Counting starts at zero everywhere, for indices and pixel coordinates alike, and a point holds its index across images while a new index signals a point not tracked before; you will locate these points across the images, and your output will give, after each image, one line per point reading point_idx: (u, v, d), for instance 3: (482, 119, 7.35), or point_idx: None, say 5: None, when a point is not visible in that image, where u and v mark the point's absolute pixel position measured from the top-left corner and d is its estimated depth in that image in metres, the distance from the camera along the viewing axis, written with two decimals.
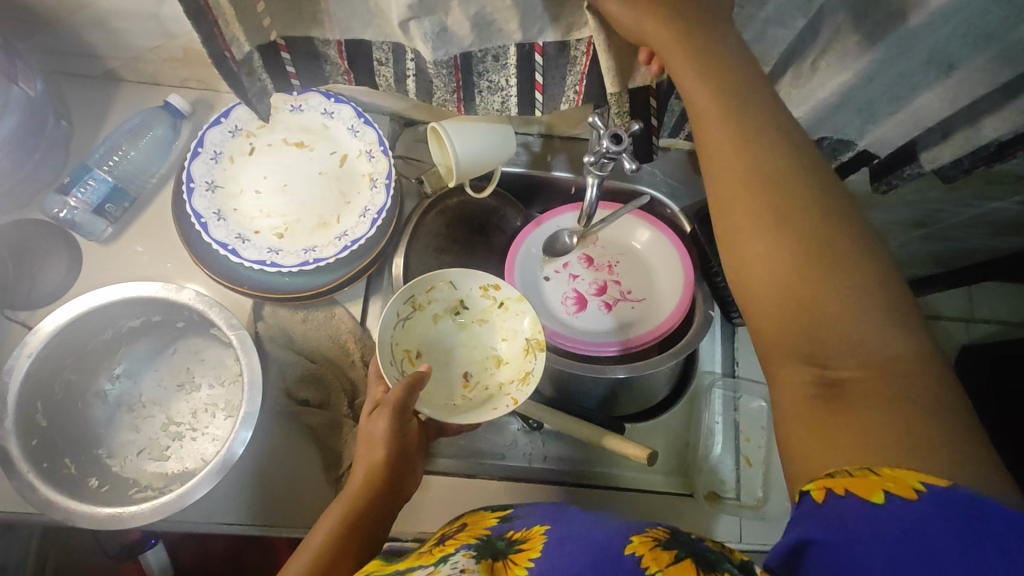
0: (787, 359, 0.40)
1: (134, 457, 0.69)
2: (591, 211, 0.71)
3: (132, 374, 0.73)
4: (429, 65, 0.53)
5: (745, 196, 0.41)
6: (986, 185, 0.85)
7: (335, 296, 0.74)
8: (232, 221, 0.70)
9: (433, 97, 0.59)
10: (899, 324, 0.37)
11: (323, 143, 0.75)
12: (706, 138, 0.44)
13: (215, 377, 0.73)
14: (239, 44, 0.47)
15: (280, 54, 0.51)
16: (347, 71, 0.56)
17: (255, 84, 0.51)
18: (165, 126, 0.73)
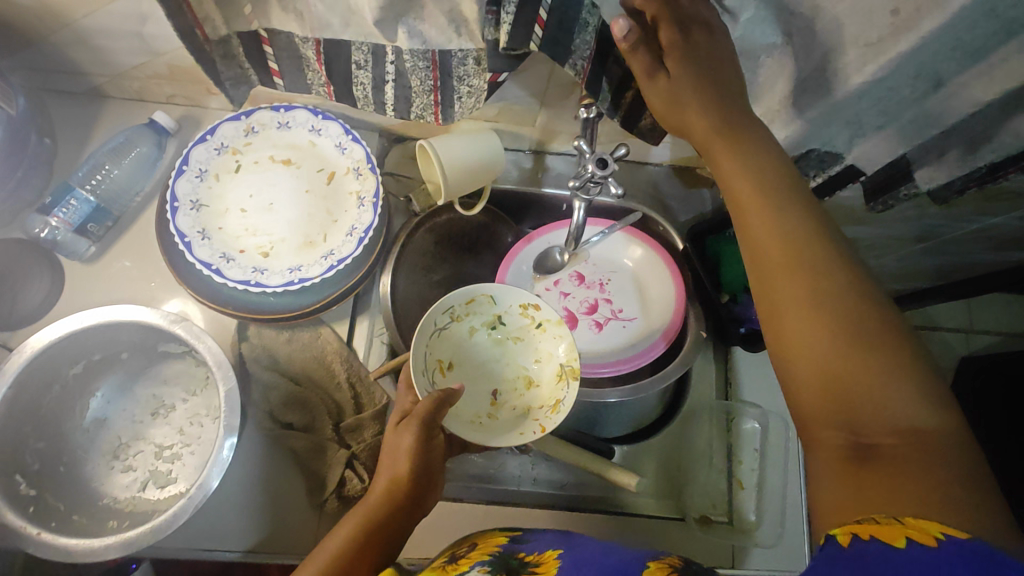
0: (822, 424, 0.41)
1: (133, 489, 0.68)
2: (578, 230, 0.68)
3: (104, 418, 0.71)
4: (407, 58, 0.53)
5: (784, 271, 0.44)
6: (984, 201, 0.84)
7: (321, 316, 0.73)
8: (217, 240, 0.69)
9: (411, 108, 0.59)
10: (931, 397, 0.39)
11: (311, 160, 0.74)
12: (745, 212, 0.47)
13: (185, 390, 0.72)
14: (202, 15, 0.49)
15: (262, 46, 0.55)
16: (326, 81, 0.57)
17: (223, 59, 0.55)
18: (150, 143, 0.72)
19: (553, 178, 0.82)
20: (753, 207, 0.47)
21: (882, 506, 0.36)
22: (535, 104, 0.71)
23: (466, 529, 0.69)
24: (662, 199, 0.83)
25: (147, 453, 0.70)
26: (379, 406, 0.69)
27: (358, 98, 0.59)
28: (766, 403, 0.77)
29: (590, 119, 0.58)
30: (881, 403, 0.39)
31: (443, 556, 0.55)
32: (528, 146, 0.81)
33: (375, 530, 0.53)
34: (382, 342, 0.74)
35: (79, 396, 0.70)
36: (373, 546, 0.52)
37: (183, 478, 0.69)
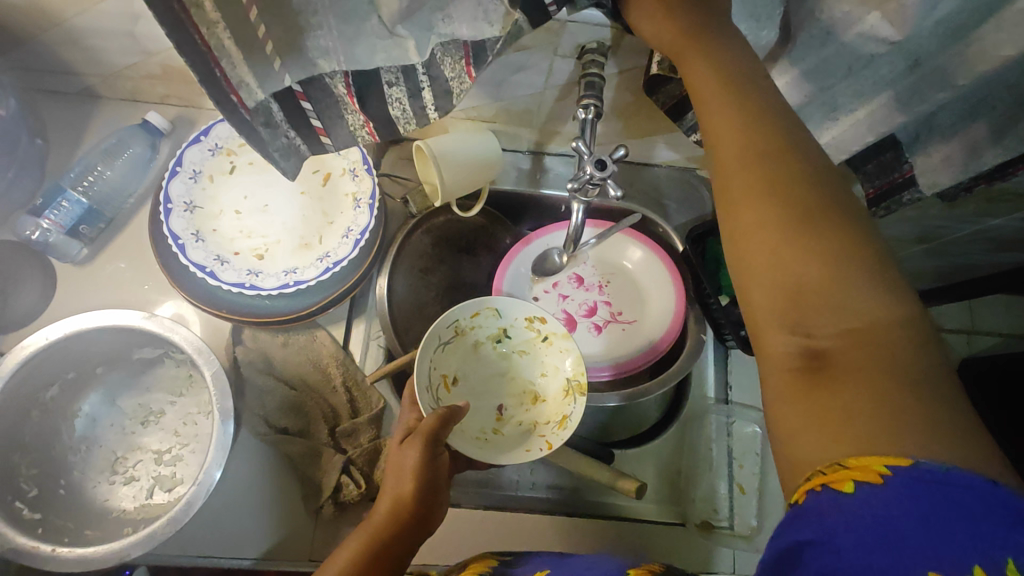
0: (772, 329, 0.37)
1: (141, 498, 0.67)
2: (577, 232, 0.67)
3: (91, 433, 0.70)
4: (437, 53, 0.45)
5: (742, 171, 0.39)
6: (987, 202, 0.83)
7: (316, 318, 0.72)
8: (210, 242, 0.68)
9: (454, 101, 0.50)
10: (893, 297, 0.34)
11: (305, 162, 0.74)
12: (705, 110, 0.42)
13: (170, 393, 0.71)
14: (249, 89, 0.39)
15: (299, 102, 0.44)
16: (365, 118, 0.49)
17: (278, 139, 0.45)
18: (143, 144, 0.72)
19: (551, 179, 0.81)
20: (718, 98, 0.41)
21: (832, 420, 0.32)
22: (533, 105, 0.70)
23: (462, 538, 0.67)
24: (661, 200, 0.82)
25: (145, 460, 0.69)
26: (376, 411, 0.68)
27: (395, 120, 0.51)
28: None
29: (588, 120, 0.58)
30: (842, 304, 0.35)
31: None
32: (526, 147, 0.81)
33: (380, 552, 0.49)
34: (379, 344, 0.73)
35: (68, 410, 0.70)
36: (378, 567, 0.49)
37: (187, 471, 0.68)
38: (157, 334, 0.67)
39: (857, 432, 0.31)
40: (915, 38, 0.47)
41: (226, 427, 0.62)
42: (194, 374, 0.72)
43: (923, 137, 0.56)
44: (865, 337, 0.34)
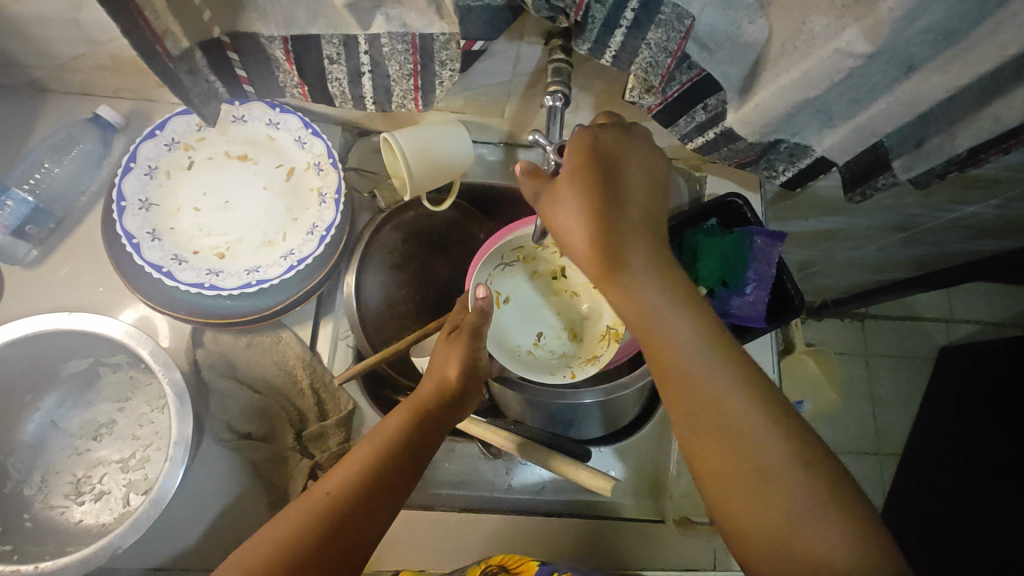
0: (758, 545, 0.43)
1: (119, 507, 0.63)
2: (545, 225, 0.62)
3: (42, 453, 0.66)
4: (383, 42, 0.53)
5: (732, 492, 0.44)
6: (963, 189, 0.84)
7: (282, 319, 0.69)
8: (168, 241, 0.66)
9: (391, 96, 0.60)
10: (831, 511, 0.42)
11: (268, 156, 0.71)
12: (682, 423, 0.47)
13: (115, 398, 0.68)
14: (173, 37, 0.48)
15: (227, 54, 0.53)
16: (299, 80, 0.57)
17: (199, 84, 0.54)
18: (94, 140, 0.68)
19: (524, 172, 0.80)
20: (692, 401, 0.46)
21: (762, 528, 0.43)
22: (502, 94, 0.68)
23: (435, 541, 0.66)
24: None
25: (110, 472, 0.65)
26: (344, 413, 0.66)
27: (335, 95, 0.60)
28: None
29: (556, 107, 0.55)
30: (759, 457, 0.43)
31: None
32: (496, 138, 0.78)
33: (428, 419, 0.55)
34: (348, 344, 0.71)
35: (18, 430, 0.66)
36: (426, 432, 0.54)
37: (155, 469, 0.65)
38: (86, 335, 0.63)
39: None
40: (887, 40, 0.45)
41: (185, 404, 0.60)
42: (130, 373, 0.68)
43: (891, 120, 0.55)
44: (773, 476, 0.43)
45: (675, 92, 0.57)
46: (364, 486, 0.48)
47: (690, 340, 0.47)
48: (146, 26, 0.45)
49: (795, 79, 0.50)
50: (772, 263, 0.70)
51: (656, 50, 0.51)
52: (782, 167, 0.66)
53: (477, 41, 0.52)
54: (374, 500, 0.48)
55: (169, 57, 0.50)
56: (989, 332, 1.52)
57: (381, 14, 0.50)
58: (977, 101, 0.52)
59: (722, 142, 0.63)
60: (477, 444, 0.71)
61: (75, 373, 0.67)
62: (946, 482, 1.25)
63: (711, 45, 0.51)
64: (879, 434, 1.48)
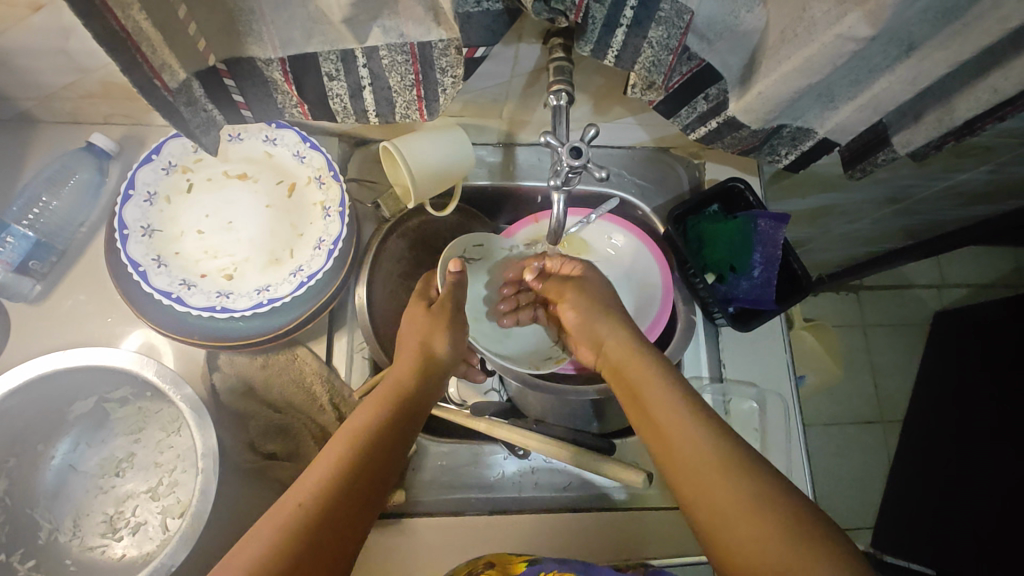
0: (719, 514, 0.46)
1: (161, 534, 0.60)
2: (561, 222, 0.58)
3: (62, 500, 0.61)
4: (382, 53, 0.53)
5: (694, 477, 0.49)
6: (956, 158, 0.85)
7: (296, 336, 0.69)
8: (174, 266, 0.65)
9: (395, 108, 0.59)
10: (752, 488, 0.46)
11: (268, 173, 0.70)
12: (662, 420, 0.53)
13: (126, 431, 0.64)
14: (169, 70, 0.48)
15: (223, 80, 0.53)
16: (297, 99, 0.57)
17: (199, 114, 0.54)
18: (91, 169, 0.67)
19: (525, 170, 0.80)
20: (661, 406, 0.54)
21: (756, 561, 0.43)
22: (501, 95, 0.68)
23: (468, 545, 0.66)
24: (641, 182, 0.80)
25: (141, 503, 0.62)
26: None
27: (336, 112, 0.59)
28: (763, 381, 0.74)
29: (561, 106, 0.56)
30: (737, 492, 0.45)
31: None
32: (495, 138, 0.78)
33: (404, 400, 0.57)
34: (364, 356, 0.71)
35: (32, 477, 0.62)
36: (399, 424, 0.55)
37: (187, 491, 0.61)
38: (90, 369, 0.58)
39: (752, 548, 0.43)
40: (889, 23, 0.46)
41: (203, 415, 0.57)
42: (141, 405, 0.64)
43: (893, 98, 0.55)
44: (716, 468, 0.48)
45: (677, 82, 0.57)
46: (345, 482, 0.48)
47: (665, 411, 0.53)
48: (143, 62, 0.46)
49: (798, 66, 0.50)
50: (778, 245, 0.70)
51: (659, 49, 0.52)
52: (784, 151, 0.67)
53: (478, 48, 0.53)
54: (358, 492, 0.48)
55: (167, 89, 0.50)
56: (981, 294, 1.55)
57: (378, 26, 0.50)
58: (975, 73, 0.53)
59: (725, 130, 0.64)
60: (502, 448, 0.71)
61: (82, 415, 0.63)
62: (947, 442, 1.29)
63: (710, 36, 0.52)
64: (882, 403, 1.51)
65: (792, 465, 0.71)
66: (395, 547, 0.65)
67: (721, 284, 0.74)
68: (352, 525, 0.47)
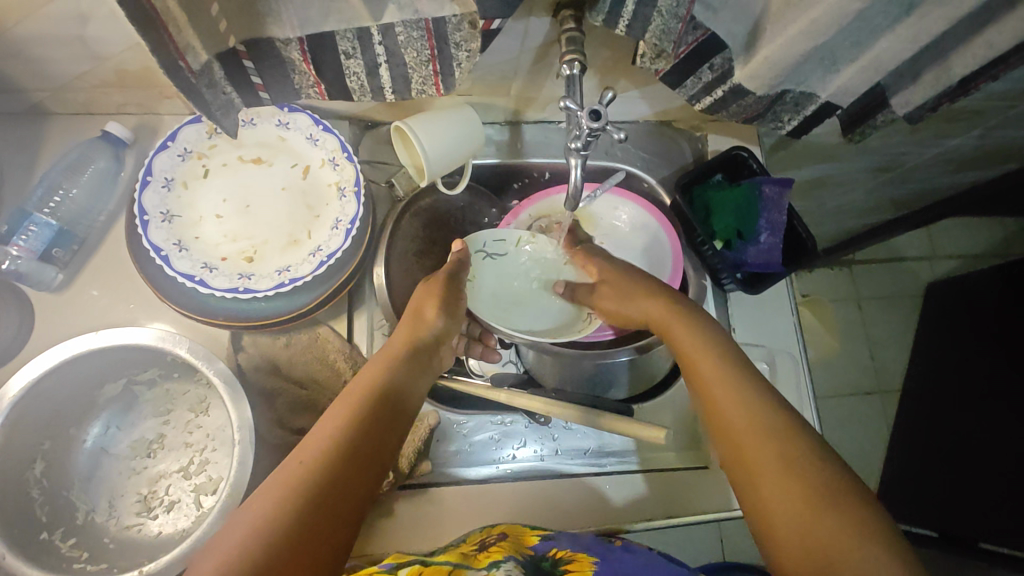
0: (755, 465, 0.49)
1: (196, 511, 0.61)
2: (578, 192, 0.60)
3: (95, 481, 0.62)
4: (399, 30, 0.54)
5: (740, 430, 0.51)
6: (947, 123, 0.88)
7: (317, 315, 0.70)
8: (195, 250, 0.66)
9: (410, 85, 0.60)
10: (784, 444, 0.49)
11: (282, 157, 0.71)
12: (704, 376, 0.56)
13: (155, 413, 0.65)
14: (193, 51, 0.49)
15: (242, 62, 0.55)
16: (315, 79, 0.59)
17: (219, 96, 0.55)
18: (107, 157, 0.67)
19: (533, 148, 0.81)
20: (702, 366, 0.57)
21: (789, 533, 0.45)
22: (510, 71, 0.69)
23: (496, 511, 0.68)
24: (646, 155, 0.82)
25: (174, 482, 0.63)
26: None
27: (352, 91, 0.61)
28: (773, 342, 0.77)
29: (574, 75, 0.57)
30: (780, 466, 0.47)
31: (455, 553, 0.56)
32: (502, 117, 0.79)
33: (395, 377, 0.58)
34: (385, 333, 0.72)
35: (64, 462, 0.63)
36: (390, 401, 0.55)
37: (220, 468, 0.62)
38: (120, 349, 0.59)
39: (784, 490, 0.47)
40: None
41: (235, 389, 0.57)
42: (169, 386, 0.65)
43: (892, 58, 0.58)
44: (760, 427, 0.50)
45: (683, 52, 0.59)
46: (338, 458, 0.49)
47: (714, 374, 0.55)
48: (170, 43, 0.47)
49: (803, 28, 0.52)
50: (783, 211, 0.73)
51: (668, 18, 0.54)
52: (788, 117, 0.69)
53: (494, 21, 0.54)
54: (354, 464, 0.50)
55: (190, 70, 0.51)
56: (971, 264, 1.59)
57: (394, 2, 0.51)
58: (970, 30, 0.55)
59: (731, 99, 0.66)
60: (523, 416, 0.73)
61: (111, 398, 0.64)
62: (946, 408, 1.32)
63: (716, 4, 0.54)
64: (880, 373, 1.54)
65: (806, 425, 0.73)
66: (424, 515, 0.67)
67: (728, 250, 0.76)
68: (349, 494, 0.48)
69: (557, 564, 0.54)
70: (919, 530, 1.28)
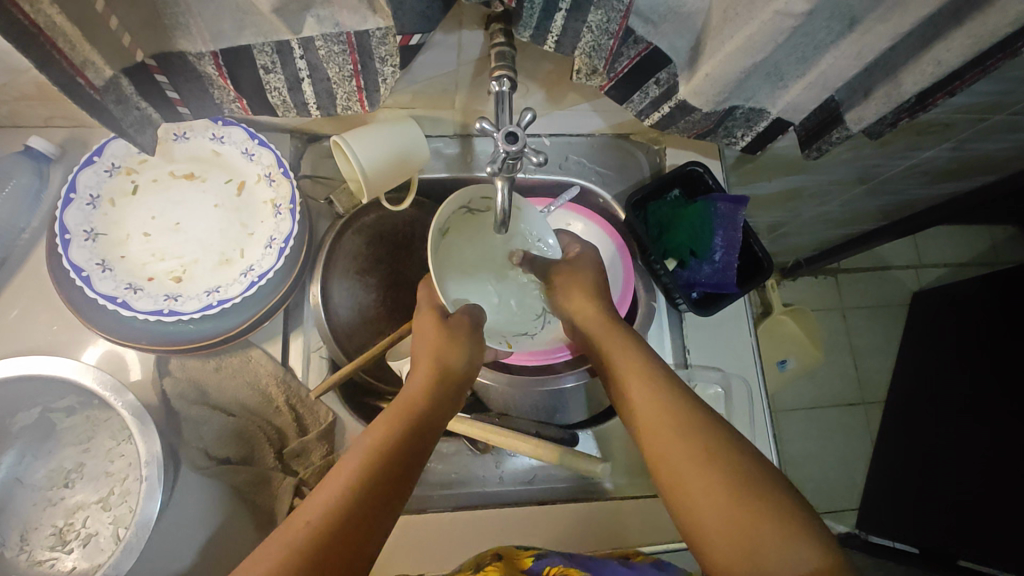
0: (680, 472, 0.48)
1: (110, 544, 0.59)
2: (507, 214, 0.57)
3: (8, 512, 0.60)
4: (319, 45, 0.51)
5: (663, 438, 0.50)
6: (917, 136, 0.85)
7: (250, 337, 0.67)
8: (120, 270, 0.63)
9: (336, 99, 0.58)
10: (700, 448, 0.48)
11: (216, 172, 0.69)
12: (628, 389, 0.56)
13: (75, 441, 0.62)
14: (93, 67, 0.46)
15: (154, 76, 0.51)
16: (236, 94, 0.55)
17: (131, 111, 0.52)
18: (29, 173, 0.65)
19: (483, 161, 0.79)
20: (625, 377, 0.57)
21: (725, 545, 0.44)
22: (451, 84, 0.67)
23: (432, 542, 0.65)
24: (601, 169, 0.80)
25: (92, 514, 0.60)
26: (325, 425, 0.66)
27: (277, 105, 0.58)
28: (728, 365, 0.74)
29: (502, 91, 0.54)
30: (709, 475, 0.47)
31: None
32: (451, 130, 0.77)
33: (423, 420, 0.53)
34: (322, 356, 0.70)
35: None
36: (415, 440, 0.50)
37: (137, 500, 0.60)
38: (32, 377, 0.57)
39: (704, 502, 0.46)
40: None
41: (145, 421, 0.56)
42: (88, 414, 0.62)
43: (841, 74, 0.55)
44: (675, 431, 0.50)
45: (625, 67, 0.57)
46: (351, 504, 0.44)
47: (642, 391, 0.54)
48: (63, 60, 0.44)
49: (741, 44, 0.49)
50: (738, 228, 0.70)
51: (598, 33, 0.51)
52: (740, 133, 0.66)
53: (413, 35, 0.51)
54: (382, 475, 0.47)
55: (92, 86, 0.48)
56: (956, 274, 1.56)
57: (310, 16, 0.48)
58: (920, 46, 0.52)
59: (678, 114, 0.64)
60: (464, 441, 0.71)
61: (27, 426, 0.61)
62: (928, 423, 1.29)
63: (654, 19, 0.51)
64: (861, 385, 1.51)
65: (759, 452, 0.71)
66: None
67: (682, 269, 0.73)
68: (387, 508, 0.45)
69: None
70: (899, 545, 1.26)
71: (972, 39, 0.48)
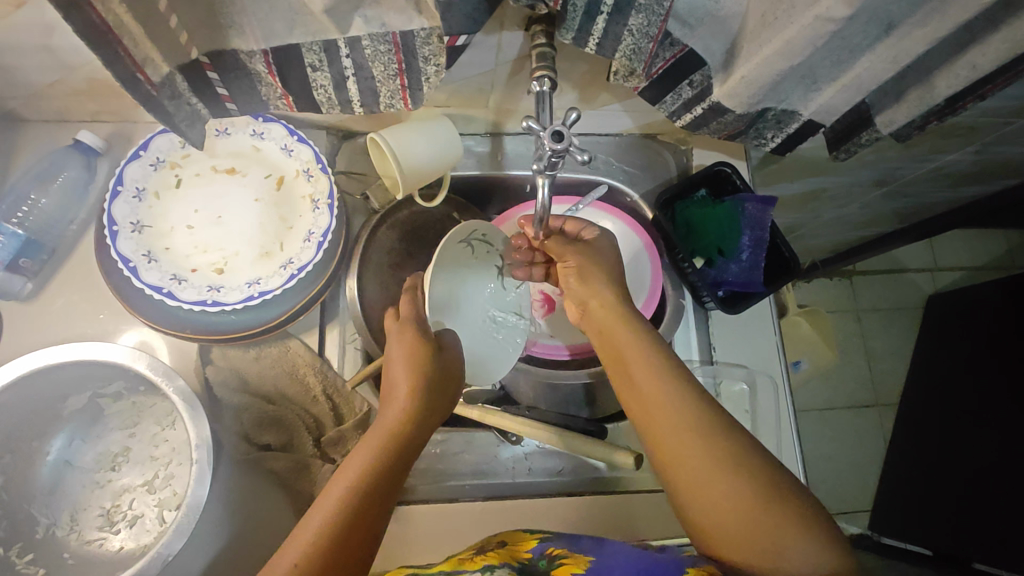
0: (698, 480, 0.51)
1: (155, 526, 0.61)
2: (546, 208, 0.58)
3: (59, 492, 0.63)
4: (366, 47, 0.52)
5: (682, 438, 0.52)
6: (942, 139, 0.86)
7: (288, 329, 0.70)
8: (165, 262, 0.65)
9: (379, 98, 0.60)
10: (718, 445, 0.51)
11: (255, 168, 0.70)
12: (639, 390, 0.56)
13: (120, 425, 0.65)
14: (153, 65, 0.48)
15: (206, 72, 0.52)
16: (282, 92, 0.57)
17: (182, 108, 0.53)
18: (78, 167, 0.68)
19: (513, 159, 0.80)
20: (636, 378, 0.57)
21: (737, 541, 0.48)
22: (486, 84, 0.68)
23: (461, 530, 0.67)
24: (629, 168, 0.81)
25: (138, 496, 0.63)
26: (361, 416, 0.68)
27: (320, 102, 0.59)
28: (752, 363, 0.75)
29: (544, 91, 0.56)
30: (743, 505, 0.48)
31: (454, 561, 0.54)
32: (483, 129, 0.78)
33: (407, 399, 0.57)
34: (356, 347, 0.71)
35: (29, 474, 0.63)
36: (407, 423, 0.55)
37: (182, 483, 0.62)
38: (83, 364, 0.59)
39: (721, 505, 0.49)
40: (869, 3, 0.46)
41: (196, 407, 0.58)
42: (133, 400, 0.64)
43: (875, 77, 0.56)
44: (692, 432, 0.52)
45: (661, 68, 0.58)
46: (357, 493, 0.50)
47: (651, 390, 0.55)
48: (126, 56, 0.46)
49: (778, 49, 0.50)
50: (766, 228, 0.72)
51: (639, 37, 0.53)
52: (770, 134, 0.67)
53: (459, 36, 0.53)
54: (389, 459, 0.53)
55: (150, 82, 0.49)
56: (974, 277, 1.56)
57: (361, 17, 0.49)
58: (955, 50, 0.53)
59: (710, 116, 0.65)
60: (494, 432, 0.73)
61: (77, 411, 0.64)
62: (944, 425, 1.29)
63: (693, 22, 0.52)
64: (876, 386, 1.51)
65: (783, 448, 0.72)
66: (391, 535, 0.66)
67: (709, 268, 0.74)
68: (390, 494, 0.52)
69: (551, 561, 0.51)
70: (912, 547, 1.26)
71: (1007, 44, 0.50)
